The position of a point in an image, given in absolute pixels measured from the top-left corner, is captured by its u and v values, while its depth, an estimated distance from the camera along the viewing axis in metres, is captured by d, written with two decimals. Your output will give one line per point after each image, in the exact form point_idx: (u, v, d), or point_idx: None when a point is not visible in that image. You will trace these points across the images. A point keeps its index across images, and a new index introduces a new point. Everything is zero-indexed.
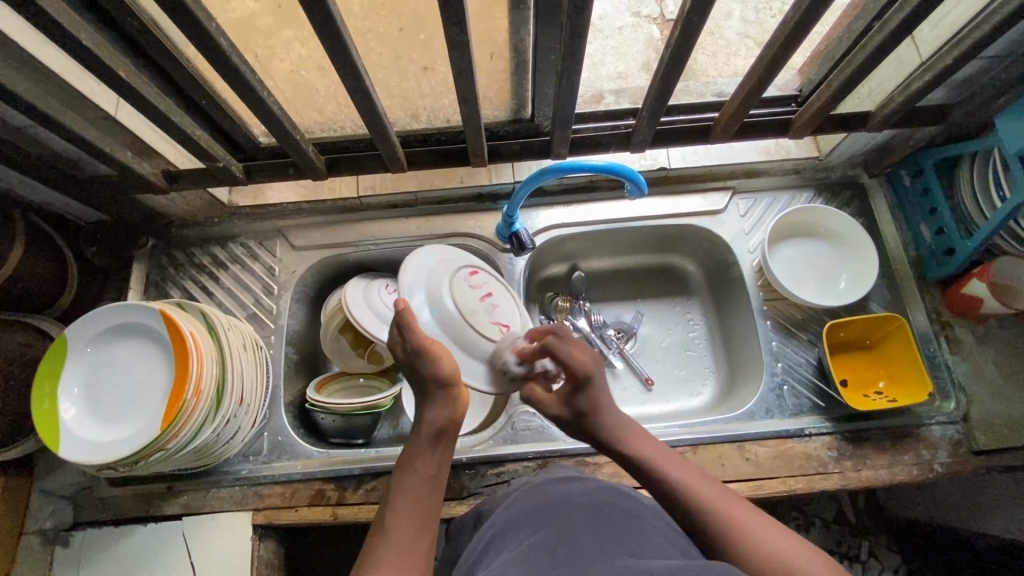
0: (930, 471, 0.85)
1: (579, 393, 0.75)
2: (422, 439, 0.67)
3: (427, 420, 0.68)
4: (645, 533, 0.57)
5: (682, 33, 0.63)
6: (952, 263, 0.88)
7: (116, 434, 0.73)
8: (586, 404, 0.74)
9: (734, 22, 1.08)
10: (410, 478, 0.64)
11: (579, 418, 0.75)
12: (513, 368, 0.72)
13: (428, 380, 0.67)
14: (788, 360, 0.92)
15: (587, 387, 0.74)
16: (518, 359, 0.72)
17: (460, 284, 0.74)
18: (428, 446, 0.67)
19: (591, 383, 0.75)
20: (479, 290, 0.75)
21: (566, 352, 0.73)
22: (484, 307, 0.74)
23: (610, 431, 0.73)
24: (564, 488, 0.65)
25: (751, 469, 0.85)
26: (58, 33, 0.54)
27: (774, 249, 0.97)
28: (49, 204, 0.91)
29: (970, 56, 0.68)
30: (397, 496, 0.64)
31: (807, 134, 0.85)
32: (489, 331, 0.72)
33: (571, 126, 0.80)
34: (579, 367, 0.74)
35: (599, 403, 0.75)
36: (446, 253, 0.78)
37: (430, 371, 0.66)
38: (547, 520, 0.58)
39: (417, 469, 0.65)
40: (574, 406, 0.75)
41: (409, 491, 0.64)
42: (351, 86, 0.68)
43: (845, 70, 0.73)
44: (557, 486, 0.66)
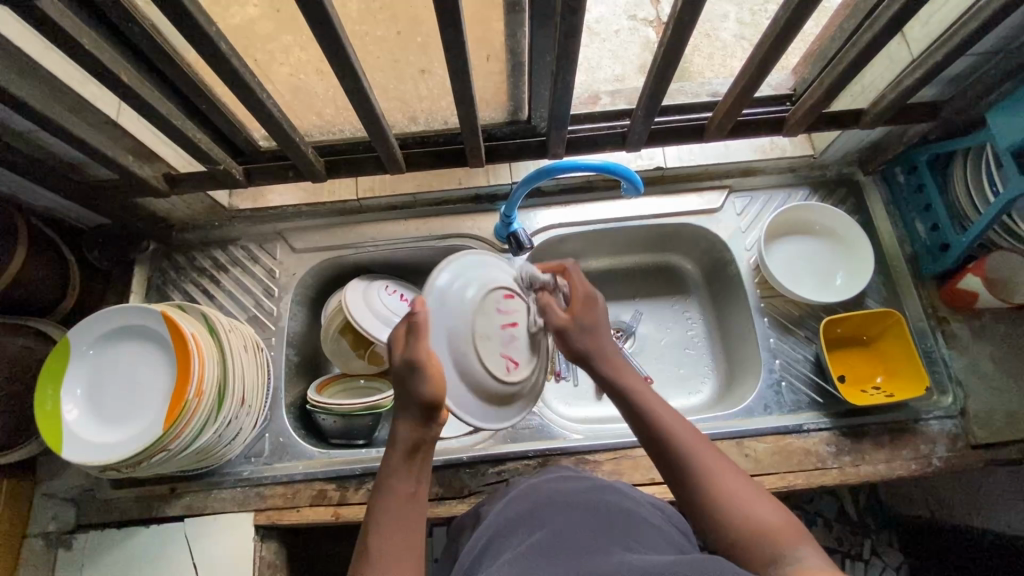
0: (929, 465, 0.85)
1: (587, 311, 0.76)
2: (396, 457, 0.64)
3: (402, 437, 0.64)
4: (642, 531, 0.57)
5: (674, 33, 0.64)
6: (946, 259, 0.89)
7: (119, 436, 0.74)
8: (590, 323, 0.75)
9: (729, 23, 1.10)
10: (387, 500, 0.62)
11: (574, 332, 0.75)
12: (539, 277, 0.77)
13: (410, 397, 0.64)
14: (787, 356, 0.93)
15: (595, 305, 0.76)
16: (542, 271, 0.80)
17: (490, 306, 0.72)
18: (404, 462, 0.64)
19: (595, 306, 0.76)
20: (508, 317, 0.73)
21: (580, 275, 0.78)
22: (504, 340, 0.72)
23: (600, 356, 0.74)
24: (562, 489, 0.65)
25: (750, 465, 0.86)
26: (61, 38, 0.56)
27: (770, 246, 0.98)
28: (51, 209, 0.92)
29: (959, 53, 0.69)
30: (378, 517, 0.61)
31: (801, 132, 0.86)
32: (494, 366, 0.71)
33: (567, 127, 0.81)
34: (590, 289, 0.77)
35: (600, 325, 0.76)
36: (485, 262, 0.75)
37: (414, 389, 0.64)
38: (543, 519, 0.59)
39: (394, 489, 0.62)
40: (578, 321, 0.75)
41: (385, 511, 0.61)
42: (349, 88, 0.68)
43: (837, 67, 0.74)
44: (554, 486, 0.66)
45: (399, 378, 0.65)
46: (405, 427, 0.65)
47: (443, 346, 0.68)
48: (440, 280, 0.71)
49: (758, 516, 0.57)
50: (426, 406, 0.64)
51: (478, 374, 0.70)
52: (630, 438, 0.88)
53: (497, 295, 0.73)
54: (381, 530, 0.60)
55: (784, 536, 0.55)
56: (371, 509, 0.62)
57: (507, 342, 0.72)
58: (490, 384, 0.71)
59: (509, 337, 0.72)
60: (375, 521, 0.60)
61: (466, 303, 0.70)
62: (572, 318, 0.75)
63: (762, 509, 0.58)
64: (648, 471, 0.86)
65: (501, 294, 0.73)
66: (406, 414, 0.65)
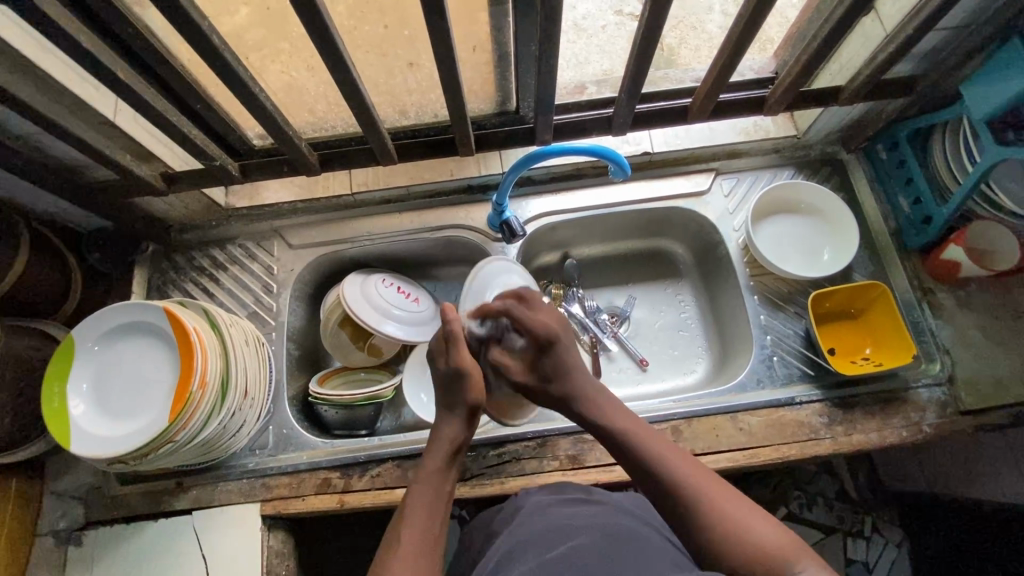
0: (920, 432, 0.87)
1: (543, 360, 0.75)
2: (436, 454, 0.68)
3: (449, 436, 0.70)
4: (648, 552, 0.62)
5: (650, 16, 0.66)
6: (929, 231, 0.91)
7: (125, 429, 0.75)
8: (551, 368, 0.74)
9: (714, 16, 1.14)
10: (421, 493, 0.65)
11: (541, 384, 0.75)
12: (477, 331, 0.80)
13: (459, 398, 0.71)
14: (777, 332, 0.95)
15: (552, 349, 0.74)
16: (479, 319, 0.80)
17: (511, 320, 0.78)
18: (444, 460, 0.68)
19: (555, 349, 0.75)
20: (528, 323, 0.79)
21: (528, 316, 0.75)
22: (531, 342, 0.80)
23: (570, 392, 0.73)
24: (572, 511, 0.70)
25: (744, 438, 0.88)
26: (59, 36, 0.57)
27: (758, 226, 1.00)
28: (51, 213, 0.93)
29: (929, 27, 0.71)
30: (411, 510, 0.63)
31: (781, 111, 0.88)
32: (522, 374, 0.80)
33: (553, 112, 0.83)
34: (541, 332, 0.74)
35: (565, 364, 0.74)
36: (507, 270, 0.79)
37: (462, 394, 0.71)
38: (559, 537, 0.64)
39: (432, 483, 0.65)
40: (539, 371, 0.75)
41: (418, 501, 0.64)
42: (340, 80, 0.70)
43: (812, 45, 0.76)
44: (563, 509, 0.72)
45: (444, 386, 0.72)
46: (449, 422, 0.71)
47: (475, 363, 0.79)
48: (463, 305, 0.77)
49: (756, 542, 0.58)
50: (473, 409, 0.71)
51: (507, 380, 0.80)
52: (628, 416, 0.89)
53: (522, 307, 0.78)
54: (410, 527, 0.62)
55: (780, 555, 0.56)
56: (404, 502, 0.65)
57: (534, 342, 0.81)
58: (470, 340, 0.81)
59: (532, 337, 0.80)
60: (406, 511, 0.63)
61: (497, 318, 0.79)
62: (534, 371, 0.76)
63: (762, 532, 0.58)
64: None
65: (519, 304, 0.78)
66: (451, 413, 0.71)
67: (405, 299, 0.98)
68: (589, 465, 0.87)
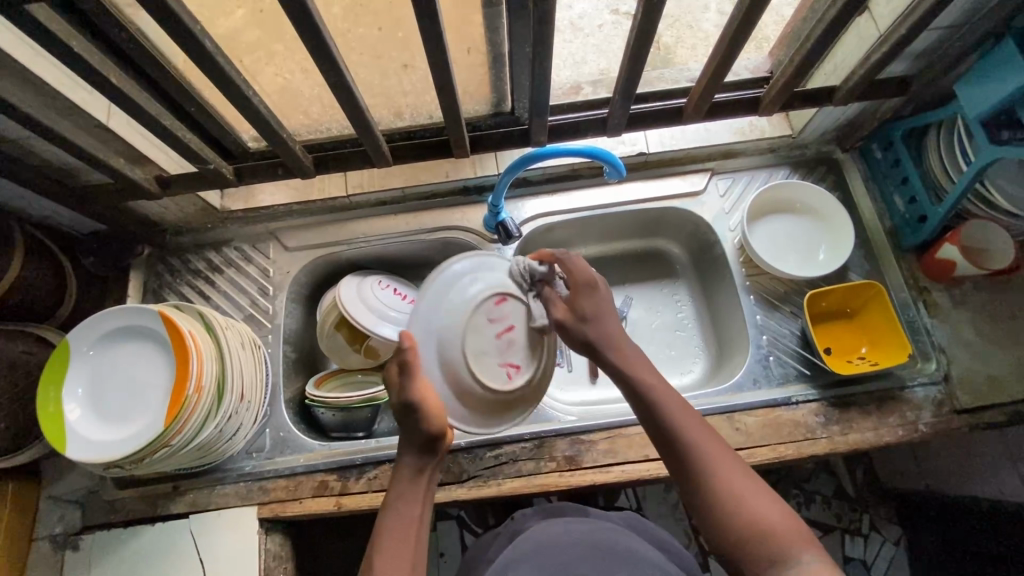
0: (915, 431, 0.87)
1: (585, 299, 0.74)
2: (403, 481, 0.68)
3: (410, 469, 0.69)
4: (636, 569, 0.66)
5: (644, 17, 0.66)
6: (924, 230, 0.91)
7: (121, 433, 0.75)
8: (591, 308, 0.73)
9: (711, 14, 1.14)
10: (393, 518, 0.66)
11: (575, 320, 0.73)
12: (536, 269, 0.75)
13: (414, 432, 0.68)
14: (773, 332, 0.95)
15: (595, 289, 0.74)
16: (537, 262, 0.77)
17: (479, 318, 0.73)
18: (410, 486, 0.68)
19: (595, 289, 0.74)
20: (500, 324, 0.73)
21: (575, 259, 0.75)
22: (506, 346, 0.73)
23: (599, 336, 0.73)
24: (568, 528, 0.74)
25: (740, 438, 0.88)
26: (50, 41, 0.57)
27: (754, 226, 1.00)
28: (46, 216, 0.93)
29: (922, 27, 0.71)
30: (382, 538, 0.64)
31: (776, 111, 0.88)
32: (491, 377, 0.72)
33: (548, 114, 0.83)
34: (587, 273, 0.74)
35: (601, 310, 0.74)
36: (478, 267, 0.75)
37: (418, 426, 0.68)
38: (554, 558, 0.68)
39: (401, 513, 0.66)
40: (577, 311, 0.74)
41: (390, 530, 0.65)
42: (333, 83, 0.69)
43: (806, 46, 0.76)
44: (560, 525, 0.76)
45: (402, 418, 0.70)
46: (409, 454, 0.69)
47: (435, 363, 0.72)
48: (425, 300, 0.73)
49: (751, 512, 0.59)
50: (433, 437, 0.68)
51: (473, 387, 0.72)
52: (625, 417, 0.89)
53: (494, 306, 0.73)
54: (383, 558, 0.63)
55: (773, 527, 0.58)
56: (379, 528, 0.66)
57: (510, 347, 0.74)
58: (520, 276, 0.75)
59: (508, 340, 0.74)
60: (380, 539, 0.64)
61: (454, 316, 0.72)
62: (570, 308, 0.74)
63: (759, 505, 0.59)
64: (641, 449, 0.88)
65: (489, 301, 0.73)
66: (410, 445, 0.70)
67: (401, 301, 0.99)
68: (586, 466, 0.87)
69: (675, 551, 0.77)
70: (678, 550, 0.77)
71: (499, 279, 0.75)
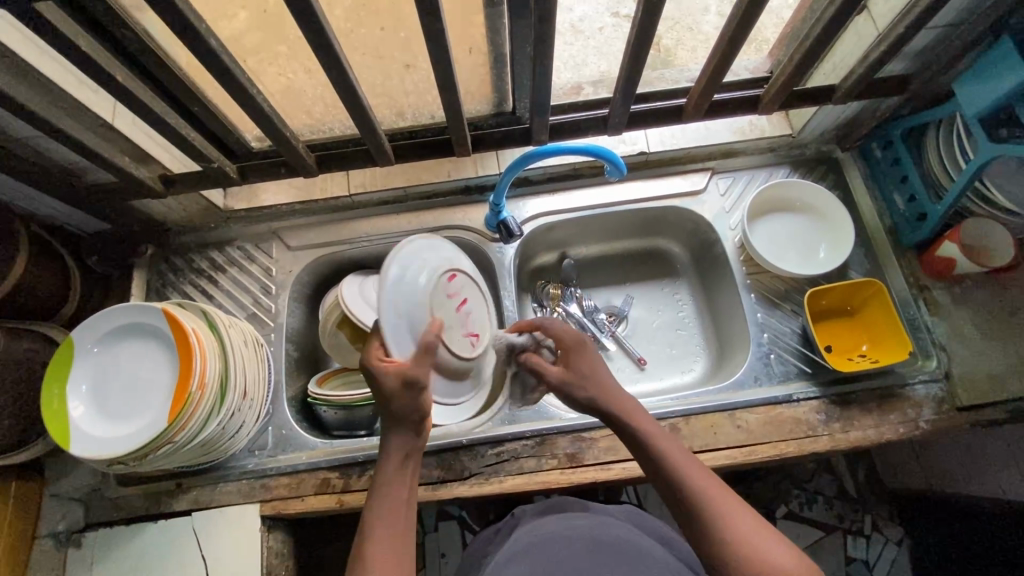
0: (916, 428, 0.87)
1: (579, 355, 0.77)
2: (390, 468, 0.68)
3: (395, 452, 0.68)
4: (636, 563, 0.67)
5: (643, 16, 0.67)
6: (924, 228, 0.91)
7: (125, 429, 0.75)
8: (584, 368, 0.76)
9: (711, 17, 1.15)
10: (384, 502, 0.65)
11: (572, 382, 0.75)
12: (517, 340, 0.87)
13: (398, 415, 0.68)
14: (774, 330, 0.95)
15: (580, 349, 0.77)
16: (519, 332, 0.87)
17: (439, 295, 0.77)
18: (397, 472, 0.68)
19: (584, 348, 0.77)
20: (455, 298, 0.81)
21: (556, 324, 0.80)
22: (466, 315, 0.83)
23: (597, 394, 0.73)
24: (567, 523, 0.74)
25: (742, 435, 0.88)
26: (57, 39, 0.58)
27: (754, 225, 1.00)
28: (50, 216, 0.94)
29: (919, 26, 0.71)
30: (373, 526, 0.64)
31: (775, 110, 0.88)
32: (460, 348, 0.81)
33: (549, 113, 0.83)
34: (568, 335, 0.78)
35: (590, 368, 0.75)
36: (423, 247, 0.79)
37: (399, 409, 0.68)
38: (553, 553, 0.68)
39: (389, 496, 0.66)
40: (572, 371, 0.76)
41: (380, 510, 0.65)
42: (336, 81, 0.70)
43: (804, 45, 0.77)
44: (560, 521, 0.76)
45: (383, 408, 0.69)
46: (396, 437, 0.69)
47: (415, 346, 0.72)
48: (389, 280, 0.72)
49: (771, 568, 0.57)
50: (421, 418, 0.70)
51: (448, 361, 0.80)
52: None
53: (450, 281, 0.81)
54: (377, 546, 0.62)
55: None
56: (366, 518, 0.65)
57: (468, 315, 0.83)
58: (505, 349, 0.88)
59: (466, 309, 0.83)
60: (370, 524, 0.64)
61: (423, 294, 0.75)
62: (566, 369, 0.77)
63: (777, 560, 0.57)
64: None
65: (444, 278, 0.79)
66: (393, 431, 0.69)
67: None
68: (587, 463, 0.88)
69: (676, 546, 0.78)
70: (678, 544, 0.78)
71: (445, 255, 0.82)
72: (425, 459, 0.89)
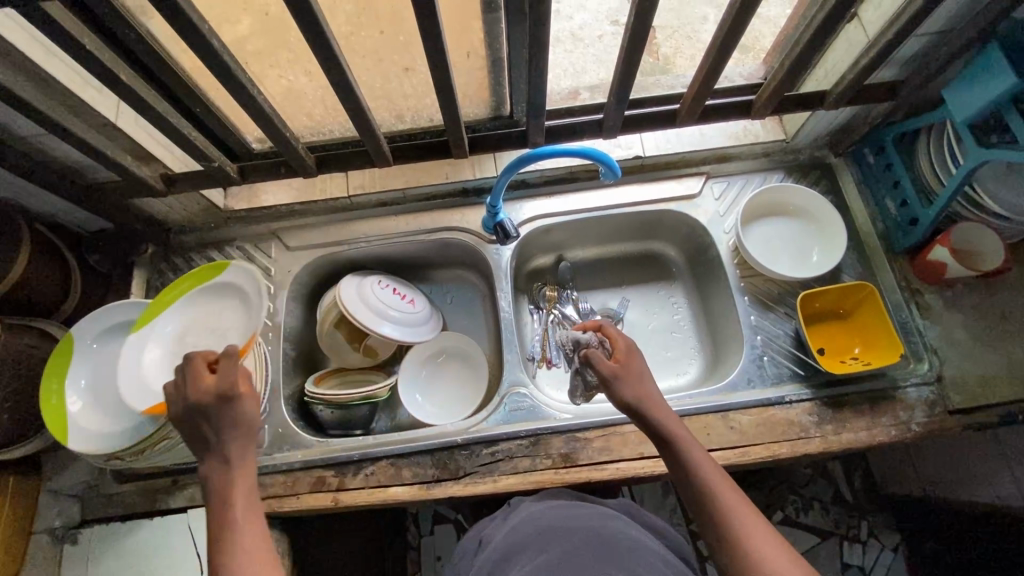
0: (908, 431, 0.88)
1: (631, 360, 0.76)
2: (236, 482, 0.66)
3: (230, 461, 0.66)
4: (637, 552, 0.67)
5: (636, 19, 0.68)
6: (916, 233, 0.92)
7: (123, 424, 0.77)
8: (634, 370, 0.75)
9: (708, 25, 1.17)
10: (240, 507, 0.64)
11: (618, 380, 0.74)
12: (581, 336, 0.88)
13: (229, 422, 0.67)
14: (767, 332, 0.96)
15: (631, 352, 0.77)
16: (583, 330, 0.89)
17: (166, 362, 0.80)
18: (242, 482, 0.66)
19: (635, 354, 0.77)
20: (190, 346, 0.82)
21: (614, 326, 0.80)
22: (195, 344, 0.84)
23: (642, 401, 0.72)
24: (569, 513, 0.74)
25: (734, 437, 0.88)
26: (61, 38, 0.59)
27: (748, 229, 1.02)
28: (52, 214, 0.95)
29: (907, 32, 0.73)
30: (229, 531, 0.62)
31: (768, 114, 0.90)
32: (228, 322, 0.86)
33: (544, 115, 0.85)
34: (625, 337, 0.78)
35: (637, 371, 0.75)
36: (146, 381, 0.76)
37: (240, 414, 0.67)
38: (557, 542, 0.68)
39: (243, 501, 0.65)
40: (623, 369, 0.75)
41: (243, 512, 0.64)
42: (335, 82, 0.71)
43: (796, 50, 0.78)
44: (560, 510, 0.75)
45: (186, 422, 0.66)
46: (235, 449, 0.67)
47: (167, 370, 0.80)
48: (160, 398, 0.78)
49: None
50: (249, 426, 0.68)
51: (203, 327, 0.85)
52: (619, 414, 0.90)
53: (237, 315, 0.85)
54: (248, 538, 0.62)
55: None
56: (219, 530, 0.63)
57: (199, 334, 0.85)
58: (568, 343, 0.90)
59: (195, 338, 0.84)
60: (234, 522, 0.63)
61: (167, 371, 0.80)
62: (618, 366, 0.75)
63: None
64: (636, 446, 0.89)
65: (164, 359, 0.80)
66: (222, 451, 0.66)
67: (401, 301, 1.00)
68: (581, 463, 0.88)
69: (670, 537, 0.79)
70: (670, 534, 0.79)
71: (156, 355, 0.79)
72: (419, 458, 0.90)
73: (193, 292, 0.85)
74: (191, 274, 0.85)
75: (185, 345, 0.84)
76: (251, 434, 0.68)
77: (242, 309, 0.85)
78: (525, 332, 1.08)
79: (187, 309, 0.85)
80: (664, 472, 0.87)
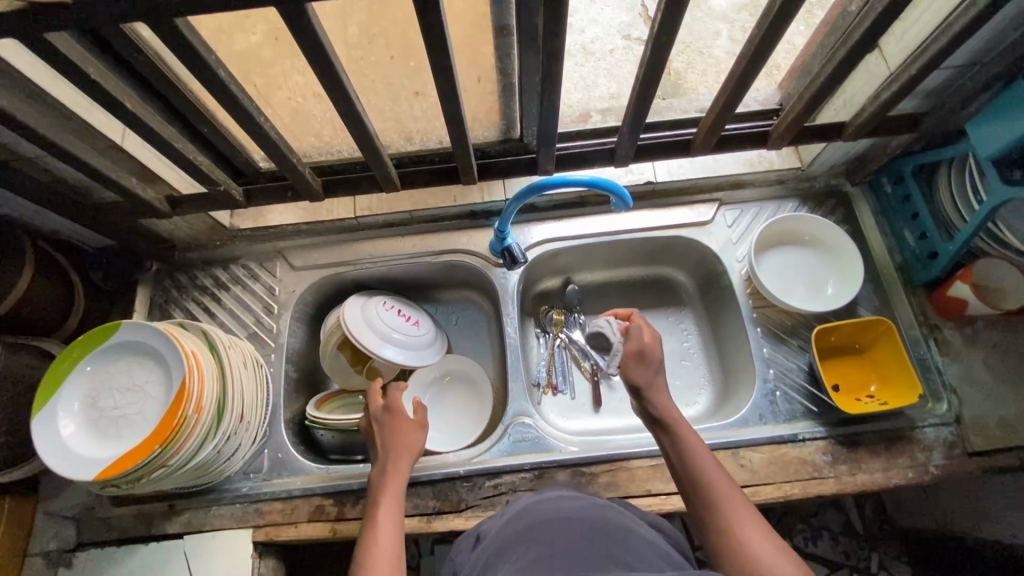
0: (926, 473, 0.85)
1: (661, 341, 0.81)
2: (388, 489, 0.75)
3: (389, 467, 0.78)
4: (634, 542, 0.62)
5: (653, 48, 0.66)
6: (934, 267, 0.90)
7: (90, 456, 0.74)
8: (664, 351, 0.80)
9: (721, 41, 1.15)
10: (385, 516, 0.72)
11: (650, 353, 0.78)
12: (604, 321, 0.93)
13: (391, 436, 0.80)
14: (780, 366, 0.94)
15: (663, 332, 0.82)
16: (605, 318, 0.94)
17: (89, 423, 0.76)
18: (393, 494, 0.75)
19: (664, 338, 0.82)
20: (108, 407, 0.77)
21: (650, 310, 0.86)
22: (107, 407, 0.77)
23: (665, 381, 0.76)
24: (561, 504, 0.70)
25: (746, 475, 0.86)
26: (69, 68, 0.58)
27: (761, 258, 0.99)
28: (57, 231, 0.94)
29: (932, 67, 0.71)
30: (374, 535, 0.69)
31: (784, 145, 0.88)
32: (139, 375, 0.79)
33: (555, 144, 0.83)
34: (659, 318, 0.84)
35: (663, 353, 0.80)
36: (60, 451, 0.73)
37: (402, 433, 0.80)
38: (548, 528, 0.63)
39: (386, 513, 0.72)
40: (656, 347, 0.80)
41: (385, 522, 0.71)
42: (344, 110, 0.70)
43: (815, 82, 0.76)
44: (553, 502, 0.71)
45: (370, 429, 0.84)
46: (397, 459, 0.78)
47: (88, 431, 0.76)
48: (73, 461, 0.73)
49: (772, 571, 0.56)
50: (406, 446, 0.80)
51: (126, 380, 0.79)
52: (627, 449, 0.88)
53: (144, 368, 0.78)
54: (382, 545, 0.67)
55: None
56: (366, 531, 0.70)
57: (113, 391, 0.78)
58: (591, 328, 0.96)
59: (108, 400, 0.78)
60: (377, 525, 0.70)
61: (88, 432, 0.76)
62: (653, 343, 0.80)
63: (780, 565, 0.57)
64: (644, 483, 0.86)
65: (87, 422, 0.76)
66: (387, 455, 0.79)
67: (406, 324, 0.98)
68: None
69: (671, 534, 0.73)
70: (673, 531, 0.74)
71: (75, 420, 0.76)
72: (420, 489, 0.88)
73: (107, 348, 0.79)
74: (85, 338, 0.78)
75: (102, 401, 0.78)
76: (404, 454, 0.79)
77: (147, 360, 0.79)
78: (531, 357, 1.06)
79: (92, 372, 0.79)
80: (673, 510, 0.84)
